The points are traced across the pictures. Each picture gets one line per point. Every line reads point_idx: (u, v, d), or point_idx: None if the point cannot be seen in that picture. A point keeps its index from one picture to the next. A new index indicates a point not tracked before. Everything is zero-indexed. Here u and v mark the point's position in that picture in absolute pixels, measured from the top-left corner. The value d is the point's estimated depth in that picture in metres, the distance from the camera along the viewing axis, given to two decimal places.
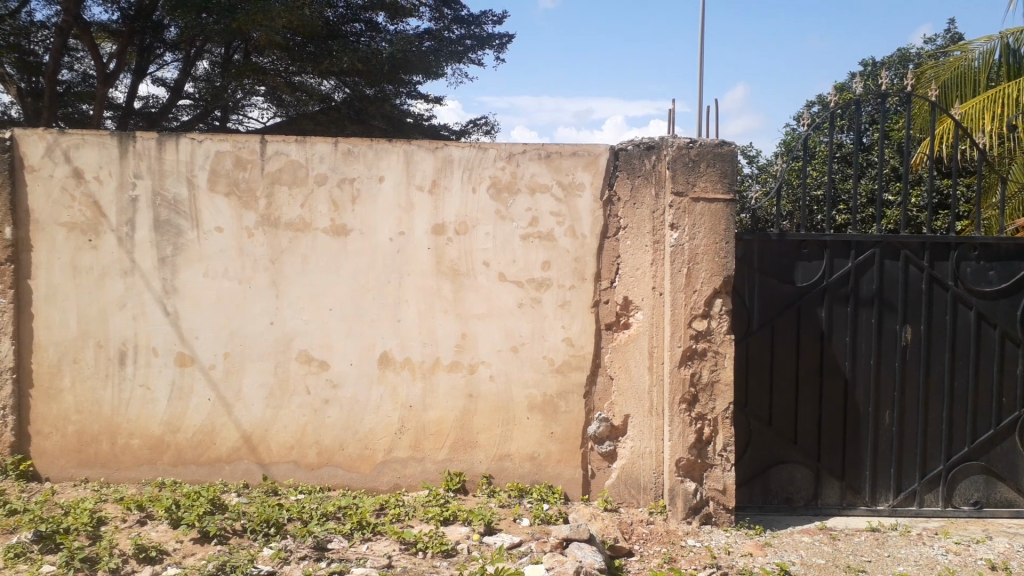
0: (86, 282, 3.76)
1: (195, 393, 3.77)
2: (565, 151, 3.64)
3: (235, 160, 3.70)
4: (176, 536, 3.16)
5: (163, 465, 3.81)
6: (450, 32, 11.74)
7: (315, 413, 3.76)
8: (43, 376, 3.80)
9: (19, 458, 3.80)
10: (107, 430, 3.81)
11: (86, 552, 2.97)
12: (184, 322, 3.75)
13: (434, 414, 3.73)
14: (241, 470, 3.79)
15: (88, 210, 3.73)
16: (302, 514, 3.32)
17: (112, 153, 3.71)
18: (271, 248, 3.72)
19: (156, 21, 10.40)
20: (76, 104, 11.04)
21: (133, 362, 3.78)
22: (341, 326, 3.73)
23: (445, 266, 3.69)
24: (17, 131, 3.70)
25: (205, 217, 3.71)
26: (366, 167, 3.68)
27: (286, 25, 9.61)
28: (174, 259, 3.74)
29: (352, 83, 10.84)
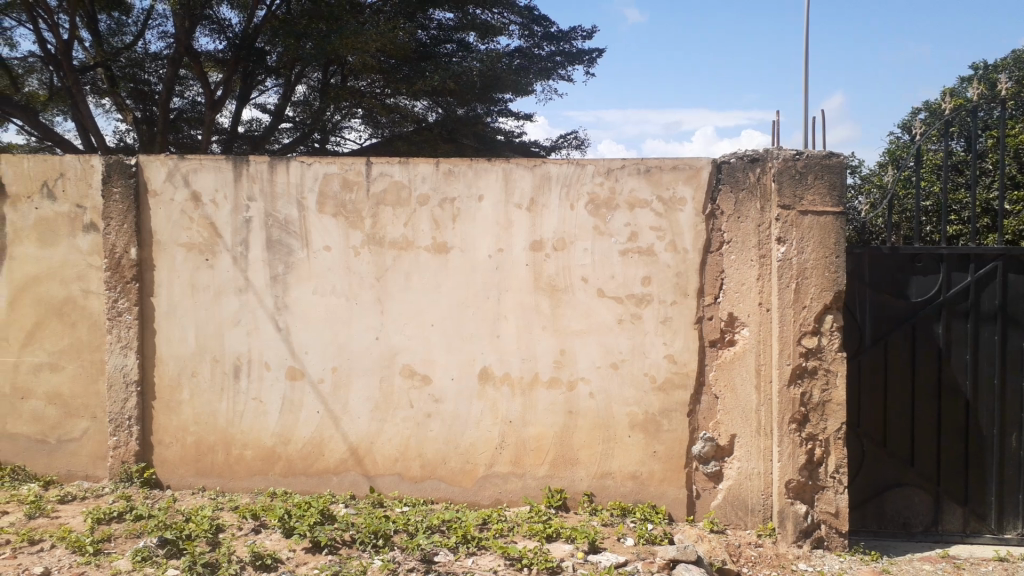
0: (204, 299, 3.96)
1: (305, 406, 3.91)
2: (665, 165, 3.60)
3: (342, 182, 3.83)
4: (289, 545, 3.28)
5: (275, 476, 3.95)
6: (540, 49, 11.84)
7: (419, 426, 3.83)
8: (165, 389, 4.01)
9: (143, 466, 4.02)
10: (222, 440, 3.98)
11: (207, 558, 3.12)
12: (294, 337, 3.90)
13: (534, 430, 3.75)
14: (348, 481, 3.89)
15: (205, 230, 3.93)
16: (408, 526, 3.39)
17: (227, 176, 3.90)
18: (376, 266, 3.83)
19: (259, 49, 10.76)
20: (187, 130, 11.67)
21: (247, 376, 3.94)
22: (444, 342, 3.79)
23: (544, 282, 3.70)
24: (142, 158, 3.94)
25: (315, 237, 3.85)
26: (466, 186, 3.74)
27: (380, 48, 9.71)
28: (286, 277, 3.89)
29: (445, 104, 11.02)
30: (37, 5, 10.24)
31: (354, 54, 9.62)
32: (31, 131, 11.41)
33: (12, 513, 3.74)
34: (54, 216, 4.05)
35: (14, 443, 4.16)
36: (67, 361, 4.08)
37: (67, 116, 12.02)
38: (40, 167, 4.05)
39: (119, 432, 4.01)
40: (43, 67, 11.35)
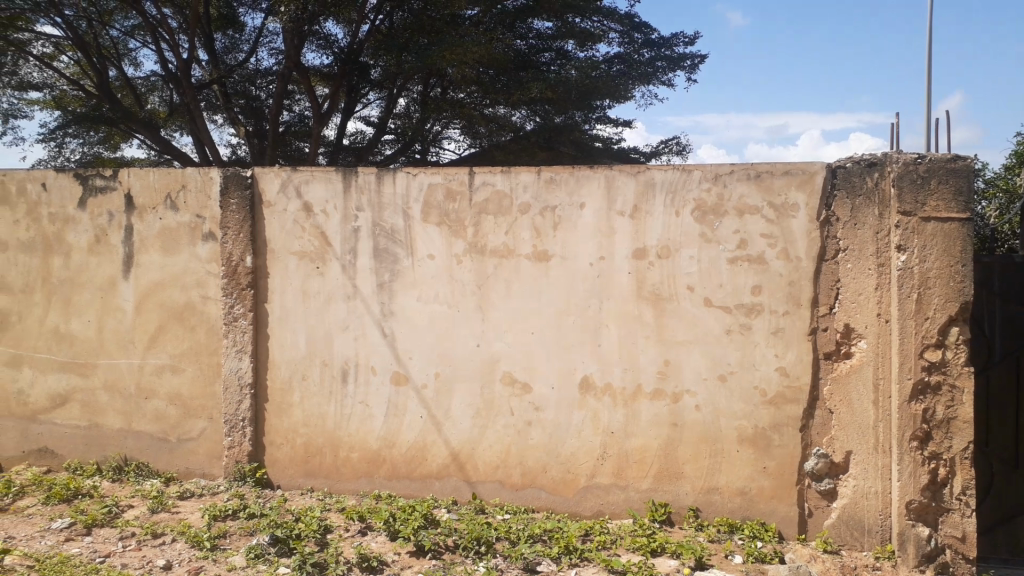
0: (314, 305, 4.09)
1: (409, 411, 3.97)
2: (777, 170, 3.49)
3: (446, 191, 3.88)
4: (394, 548, 3.34)
5: (379, 478, 4.03)
6: (641, 54, 11.66)
7: (520, 434, 3.83)
8: (277, 391, 4.16)
9: (255, 466, 4.18)
10: (330, 443, 4.09)
11: (316, 558, 3.21)
12: (399, 343, 3.97)
13: (637, 442, 3.69)
14: (450, 487, 3.93)
15: (316, 239, 4.06)
16: (510, 534, 3.39)
17: (337, 188, 4.03)
18: (478, 274, 3.86)
19: (363, 63, 11.12)
20: (295, 142, 12.15)
21: (354, 381, 4.05)
22: (544, 350, 3.78)
23: (647, 291, 3.65)
24: (257, 170, 4.11)
25: (420, 245, 3.92)
26: (568, 194, 3.72)
27: (479, 60, 9.78)
28: (391, 284, 3.97)
29: (543, 112, 10.99)
30: (160, 27, 10.86)
31: (454, 66, 9.66)
32: (153, 146, 12.13)
33: (137, 507, 3.96)
34: (176, 226, 4.28)
35: (138, 441, 4.41)
36: (186, 364, 4.29)
37: (185, 131, 12.71)
38: (165, 179, 4.28)
39: (234, 432, 4.18)
40: (164, 85, 12.11)
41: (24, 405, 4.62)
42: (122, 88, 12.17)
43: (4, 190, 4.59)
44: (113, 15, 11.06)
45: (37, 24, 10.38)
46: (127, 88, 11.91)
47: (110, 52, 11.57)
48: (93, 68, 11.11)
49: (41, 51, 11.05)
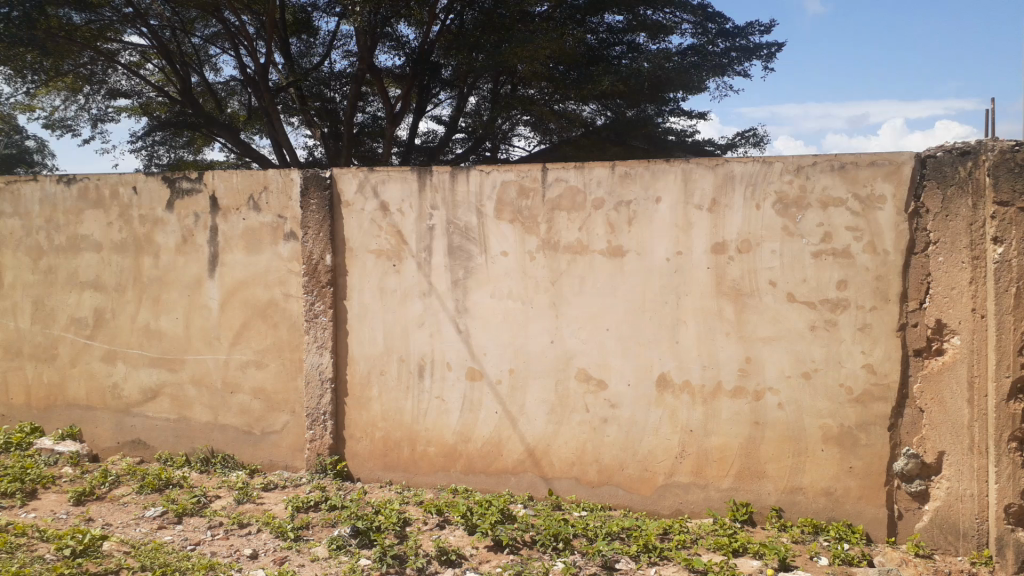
0: (391, 302, 4.16)
1: (484, 406, 4.00)
2: (862, 161, 3.37)
3: (519, 188, 3.88)
4: (472, 542, 3.37)
5: (456, 473, 4.06)
6: (715, 44, 11.32)
7: (595, 431, 3.81)
8: (356, 386, 4.25)
9: (336, 459, 4.27)
10: (408, 437, 4.15)
11: (396, 550, 3.26)
12: (474, 339, 4.00)
13: (717, 440, 3.63)
14: (526, 483, 3.93)
15: (393, 238, 4.13)
16: (588, 531, 3.38)
17: (413, 187, 4.08)
18: (552, 270, 3.85)
19: (435, 63, 11.18)
20: (368, 143, 12.38)
21: (430, 376, 4.09)
22: (619, 347, 3.75)
23: (727, 286, 3.58)
24: (336, 171, 4.20)
25: (493, 242, 3.94)
26: (643, 188, 3.68)
27: (550, 55, 9.71)
28: (466, 281, 4.00)
29: (614, 106, 10.95)
30: (239, 34, 11.20)
31: (524, 63, 9.64)
32: (234, 149, 12.52)
33: (224, 497, 4.10)
34: (259, 226, 4.41)
35: (224, 433, 4.56)
36: (270, 359, 4.42)
37: (263, 134, 13.09)
38: (248, 181, 4.42)
39: (315, 426, 4.29)
40: (242, 90, 12.52)
41: (118, 398, 4.83)
42: (204, 94, 12.60)
43: (98, 194, 4.81)
44: (194, 24, 11.38)
45: (125, 34, 10.81)
46: (209, 94, 12.33)
47: (192, 58, 12.01)
48: (177, 75, 11.53)
49: (128, 60, 11.51)
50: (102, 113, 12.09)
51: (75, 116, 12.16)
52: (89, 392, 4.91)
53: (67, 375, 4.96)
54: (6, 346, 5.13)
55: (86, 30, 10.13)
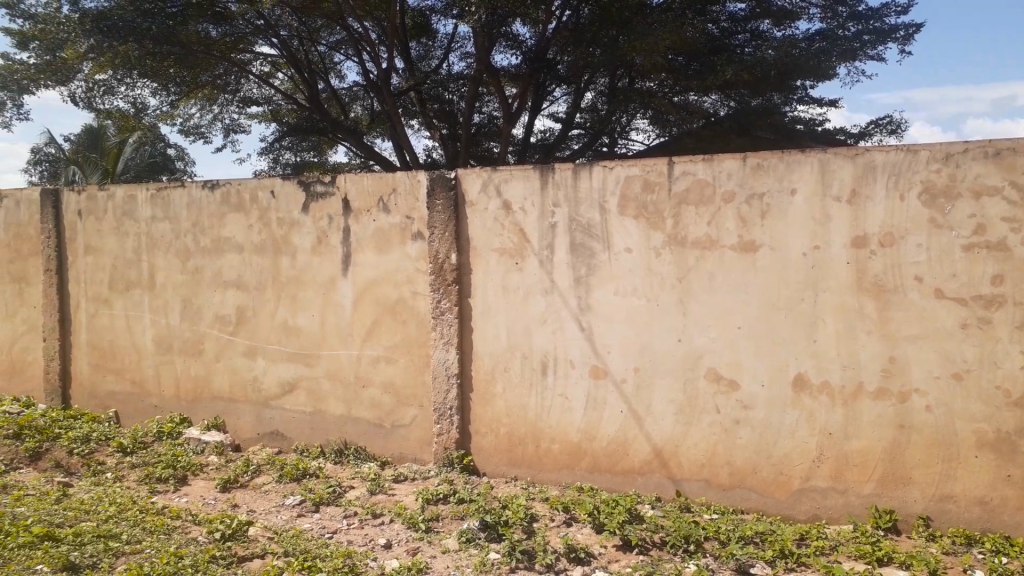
0: (515, 299, 4.19)
1: (609, 405, 3.97)
2: (1020, 147, 3.14)
3: (644, 183, 3.83)
4: (600, 540, 3.36)
5: (581, 471, 4.06)
6: (846, 29, 10.74)
7: (726, 432, 3.71)
8: (481, 382, 4.31)
9: (462, 453, 4.35)
10: (532, 433, 4.18)
11: (525, 545, 3.30)
12: (598, 337, 3.98)
13: (858, 444, 3.46)
14: (654, 483, 3.88)
15: (515, 236, 4.16)
16: (720, 534, 3.30)
17: (535, 185, 4.10)
18: (679, 267, 3.78)
19: (551, 60, 11.11)
20: (485, 142, 12.55)
21: (554, 373, 4.10)
22: (751, 345, 3.64)
23: (868, 282, 3.41)
24: (460, 171, 4.28)
25: (617, 239, 3.91)
26: (777, 180, 3.55)
27: (671, 47, 9.44)
28: (589, 278, 3.99)
29: (738, 96, 10.63)
30: (363, 40, 11.58)
31: (643, 55, 9.47)
32: (357, 152, 12.99)
33: (357, 488, 4.26)
34: (388, 227, 4.54)
35: (357, 426, 4.73)
36: (399, 355, 4.56)
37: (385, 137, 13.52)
38: (377, 183, 4.56)
39: (442, 420, 4.38)
40: (364, 94, 12.97)
41: (258, 391, 5.10)
42: (329, 99, 13.11)
43: (239, 198, 5.10)
44: (319, 32, 11.77)
45: (257, 45, 11.39)
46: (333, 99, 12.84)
47: (318, 66, 12.52)
48: (305, 83, 12.08)
49: (260, 70, 12.16)
50: (235, 122, 12.81)
51: (210, 124, 12.93)
52: (233, 385, 5.21)
53: (213, 369, 5.28)
54: (159, 342, 5.52)
55: (223, 43, 10.77)
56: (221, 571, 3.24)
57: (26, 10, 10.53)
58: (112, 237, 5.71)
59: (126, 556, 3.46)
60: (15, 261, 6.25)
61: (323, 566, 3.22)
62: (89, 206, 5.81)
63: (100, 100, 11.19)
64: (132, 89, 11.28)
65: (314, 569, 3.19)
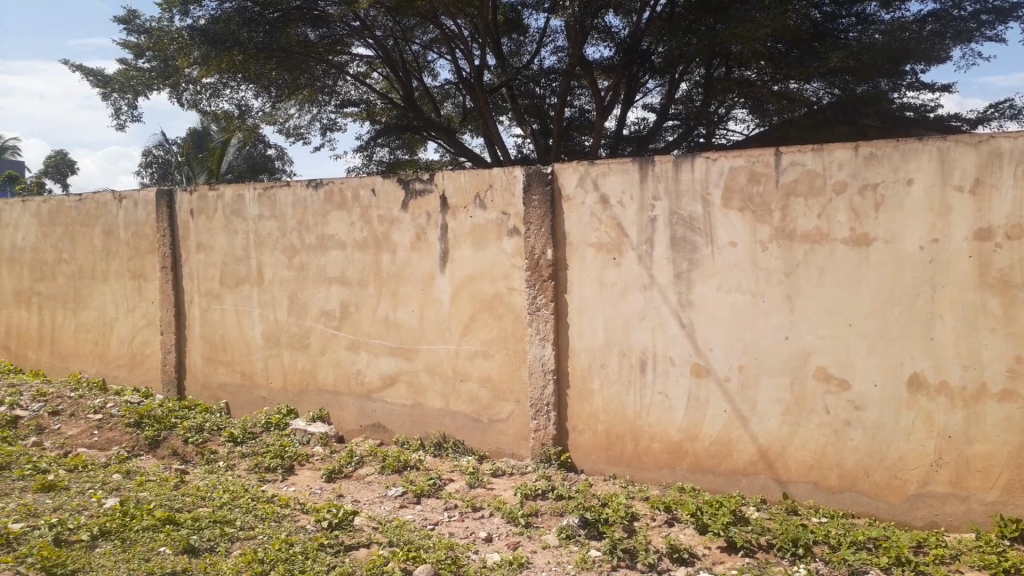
0: (613, 295, 4.16)
1: (712, 404, 3.89)
2: None
3: (749, 174, 3.74)
4: (703, 541, 3.31)
5: (682, 470, 3.99)
6: (961, 8, 10.15)
7: (836, 434, 3.58)
8: (578, 379, 4.30)
9: (560, 450, 4.35)
10: (631, 431, 4.14)
11: (626, 544, 3.28)
12: (700, 335, 3.90)
13: (981, 448, 3.29)
14: (758, 484, 3.78)
15: (613, 231, 4.13)
16: (830, 539, 3.20)
17: (634, 178, 4.05)
18: (786, 261, 3.66)
19: (645, 51, 10.91)
20: (578, 136, 12.46)
21: (654, 371, 4.05)
22: (863, 344, 3.50)
23: (992, 278, 3.23)
24: (557, 166, 4.28)
25: (720, 233, 3.82)
26: (891, 170, 3.40)
27: (772, 33, 9.14)
28: (691, 274, 3.91)
29: (842, 82, 10.08)
30: (455, 38, 11.71)
31: (742, 43, 9.20)
32: (450, 149, 13.17)
33: (457, 481, 4.32)
34: (485, 223, 4.58)
35: (455, 420, 4.80)
36: (496, 350, 4.59)
37: (477, 133, 13.64)
38: (474, 180, 4.61)
39: (539, 416, 4.39)
40: (456, 91, 13.12)
41: (361, 384, 5.24)
42: (422, 97, 13.32)
43: (342, 197, 5.25)
44: (413, 31, 11.91)
45: (353, 47, 11.69)
46: (426, 97, 13.06)
47: (412, 65, 12.72)
48: (399, 83, 12.33)
49: (355, 71, 12.49)
50: (332, 122, 13.20)
51: (308, 124, 13.35)
52: (336, 378, 5.37)
53: (318, 362, 5.46)
54: (267, 336, 5.74)
55: (320, 46, 11.11)
56: (329, 558, 3.35)
57: (141, 21, 11.15)
58: (223, 236, 5.97)
59: (240, 541, 3.62)
60: (134, 258, 6.62)
61: (427, 558, 3.28)
62: (201, 205, 6.10)
63: (207, 103, 11.76)
64: (236, 92, 11.76)
65: (419, 560, 3.26)
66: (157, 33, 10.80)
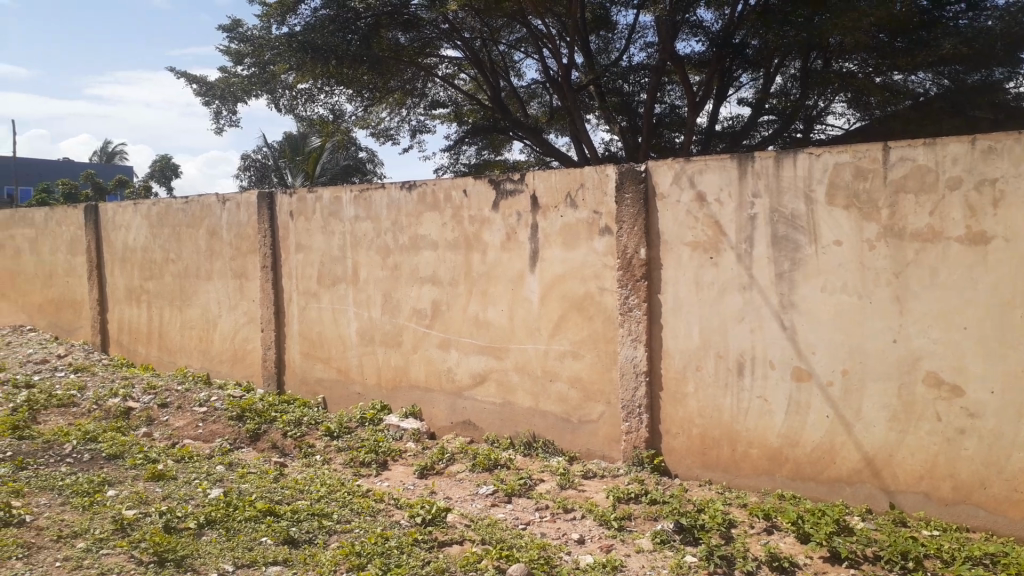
0: (709, 296, 4.07)
1: (814, 409, 3.75)
2: None
3: (855, 170, 3.59)
4: (805, 551, 3.20)
5: (782, 477, 3.86)
6: None
7: (949, 442, 3.40)
8: (673, 381, 4.23)
9: (653, 453, 4.29)
10: (727, 435, 4.04)
11: (724, 550, 3.20)
12: (802, 337, 3.77)
13: None
14: (863, 494, 3.63)
15: (710, 229, 4.04)
16: (943, 553, 3.04)
17: (733, 175, 3.95)
18: (895, 261, 3.50)
19: (738, 44, 10.63)
20: (668, 133, 12.23)
21: (752, 374, 3.94)
22: (980, 348, 3.31)
23: None
24: (651, 163, 4.22)
25: (824, 231, 3.68)
26: (1012, 164, 3.20)
27: (876, 22, 8.74)
28: (792, 273, 3.79)
29: (951, 72, 9.62)
30: (544, 37, 11.70)
31: (844, 34, 8.83)
32: (536, 148, 13.19)
33: (548, 481, 4.31)
34: (576, 222, 4.55)
35: (545, 420, 4.79)
36: (586, 351, 4.56)
37: (564, 132, 13.61)
38: (566, 179, 4.59)
39: (631, 418, 4.34)
40: (544, 91, 13.13)
41: (452, 382, 5.30)
42: (509, 97, 13.37)
43: (434, 197, 5.32)
44: (501, 32, 12.01)
45: (442, 49, 11.84)
46: (514, 97, 13.11)
47: (500, 65, 12.78)
48: (486, 84, 12.42)
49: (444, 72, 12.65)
50: (420, 123, 13.42)
51: (397, 126, 13.60)
52: (428, 376, 5.44)
53: (409, 360, 5.55)
54: (361, 334, 5.88)
55: (411, 49, 11.29)
56: (424, 553, 3.39)
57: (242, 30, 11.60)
58: (320, 236, 6.14)
59: (338, 534, 3.71)
60: (236, 258, 6.88)
61: (520, 557, 3.29)
62: (299, 207, 6.28)
63: (303, 108, 12.10)
64: (330, 97, 12.07)
65: (512, 559, 3.27)
66: (257, 40, 11.21)
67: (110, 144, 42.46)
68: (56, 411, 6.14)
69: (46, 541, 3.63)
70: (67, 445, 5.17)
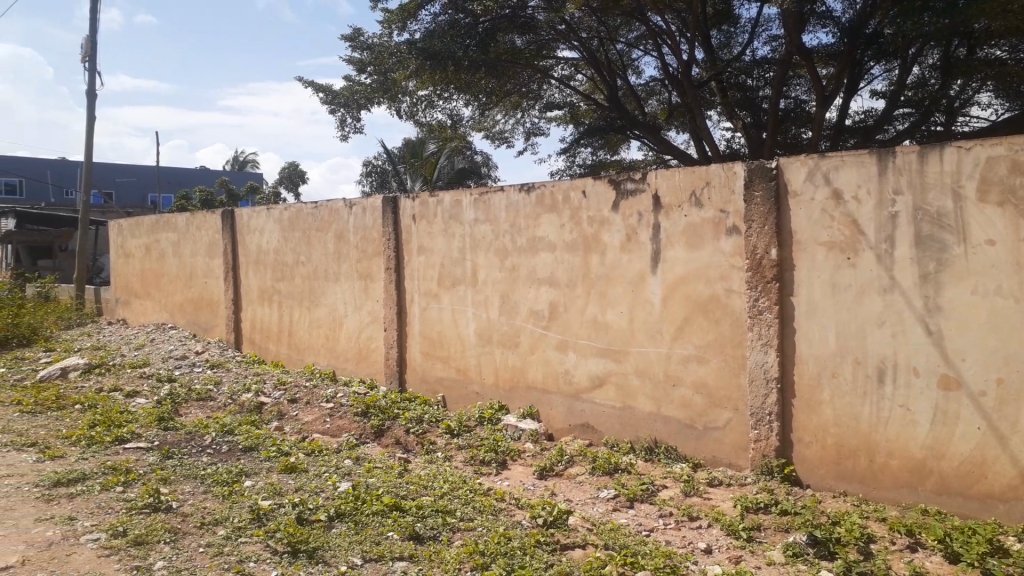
0: (845, 298, 3.88)
1: (963, 420, 3.50)
2: None
3: (1011, 164, 3.34)
4: (954, 572, 3.00)
5: (926, 492, 3.63)
6: None
7: None
8: (805, 388, 4.06)
9: (783, 462, 4.12)
10: (865, 445, 3.83)
11: (862, 567, 3.05)
12: (950, 343, 3.53)
13: None
14: (1019, 512, 3.36)
15: (846, 228, 3.85)
16: None
17: (871, 171, 3.75)
18: None
19: (871, 33, 10.10)
20: (794, 129, 11.78)
21: (893, 381, 3.72)
22: None
23: None
24: (783, 160, 4.06)
25: (975, 230, 3.44)
26: None
27: None
28: (938, 275, 3.55)
29: None
30: (662, 34, 11.49)
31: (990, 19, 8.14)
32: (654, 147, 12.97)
33: (671, 487, 4.23)
34: (701, 221, 4.44)
35: (667, 425, 4.69)
36: (711, 355, 4.44)
37: (683, 130, 13.35)
38: (690, 177, 4.49)
39: (760, 425, 4.19)
40: (662, 88, 12.92)
41: (570, 384, 5.27)
42: (626, 96, 13.23)
43: (553, 199, 5.31)
44: (618, 31, 11.87)
45: (559, 50, 11.83)
46: (631, 96, 12.95)
47: (618, 64, 12.65)
48: (603, 84, 12.32)
49: (561, 74, 12.64)
50: (536, 125, 13.47)
51: (513, 129, 13.71)
52: (546, 377, 5.44)
53: (528, 361, 5.56)
54: (480, 334, 5.94)
55: (527, 51, 11.35)
56: (547, 556, 3.39)
57: (365, 40, 11.97)
58: (441, 238, 6.26)
59: (461, 532, 3.76)
60: (362, 260, 7.11)
61: (645, 564, 3.24)
62: (422, 211, 6.43)
63: (422, 114, 12.39)
64: (448, 102, 12.30)
65: (636, 566, 3.22)
66: (379, 49, 11.49)
67: (241, 153, 44.86)
68: (196, 405, 6.53)
69: (190, 527, 3.85)
70: (207, 437, 5.49)
